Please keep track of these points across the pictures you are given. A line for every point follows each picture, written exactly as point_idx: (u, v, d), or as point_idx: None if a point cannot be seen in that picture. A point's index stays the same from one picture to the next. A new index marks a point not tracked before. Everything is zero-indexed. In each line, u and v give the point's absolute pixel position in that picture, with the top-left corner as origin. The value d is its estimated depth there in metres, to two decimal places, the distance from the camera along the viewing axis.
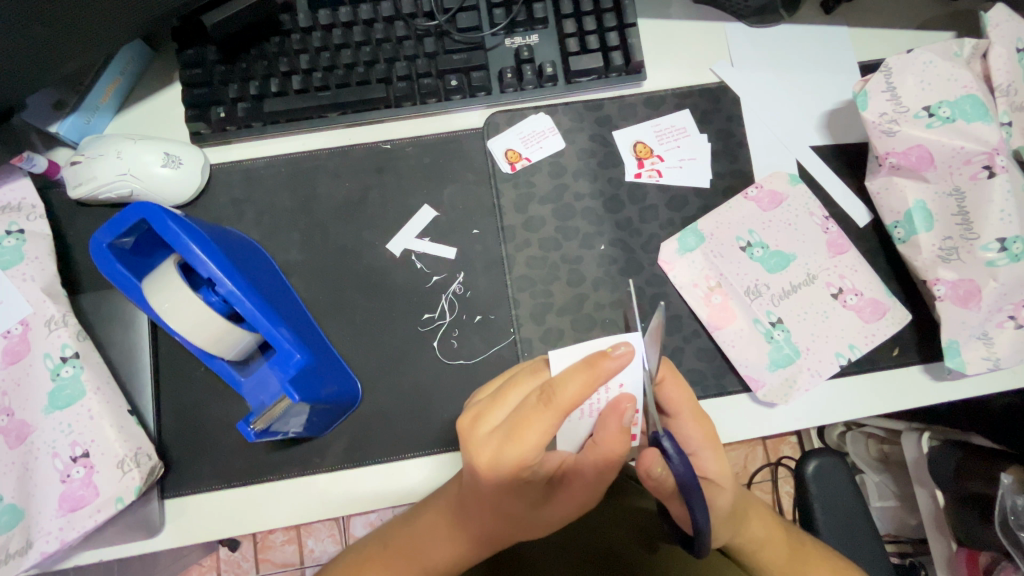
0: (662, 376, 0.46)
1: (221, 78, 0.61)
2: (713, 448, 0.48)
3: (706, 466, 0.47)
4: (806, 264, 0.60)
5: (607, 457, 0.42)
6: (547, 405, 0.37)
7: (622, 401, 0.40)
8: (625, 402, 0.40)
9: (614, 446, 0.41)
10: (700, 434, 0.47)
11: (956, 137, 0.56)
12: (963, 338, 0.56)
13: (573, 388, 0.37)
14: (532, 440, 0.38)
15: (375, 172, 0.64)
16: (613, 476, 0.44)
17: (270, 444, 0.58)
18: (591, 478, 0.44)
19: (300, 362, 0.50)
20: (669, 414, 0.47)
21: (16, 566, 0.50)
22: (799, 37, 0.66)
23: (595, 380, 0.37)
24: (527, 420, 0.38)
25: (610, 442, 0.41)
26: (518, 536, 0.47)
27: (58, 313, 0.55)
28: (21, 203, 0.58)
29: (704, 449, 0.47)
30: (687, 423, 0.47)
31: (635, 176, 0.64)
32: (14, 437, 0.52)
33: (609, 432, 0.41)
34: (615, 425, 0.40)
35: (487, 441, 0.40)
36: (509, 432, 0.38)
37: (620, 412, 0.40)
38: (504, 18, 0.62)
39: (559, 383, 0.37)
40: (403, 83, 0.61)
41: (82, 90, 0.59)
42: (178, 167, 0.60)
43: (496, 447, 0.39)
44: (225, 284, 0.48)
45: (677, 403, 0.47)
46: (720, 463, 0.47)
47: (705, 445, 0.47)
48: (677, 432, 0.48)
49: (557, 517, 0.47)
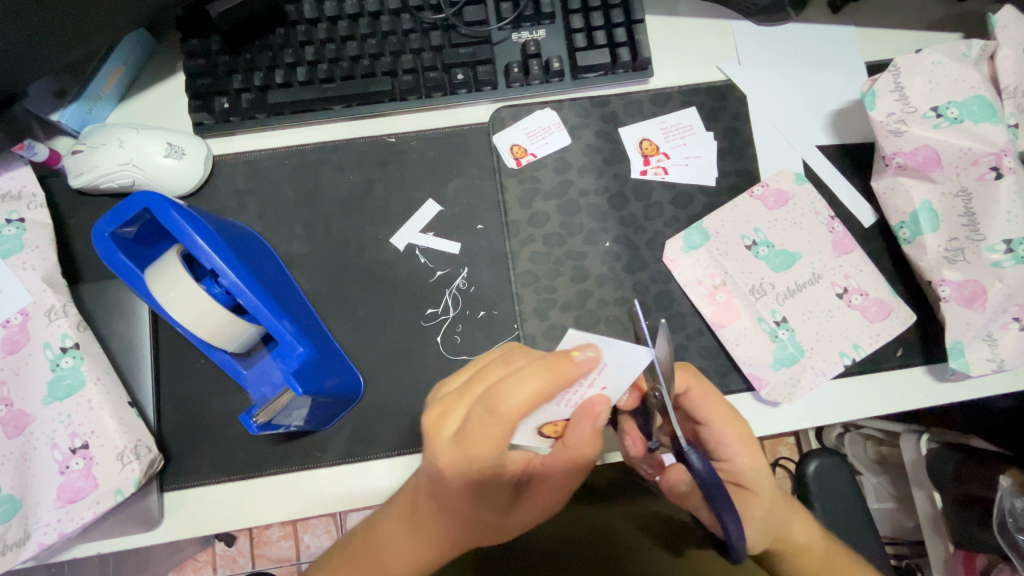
0: (687, 387, 0.46)
1: (225, 69, 0.61)
2: (750, 459, 0.47)
3: (741, 474, 0.48)
4: (811, 263, 0.60)
5: (580, 456, 0.43)
6: (495, 415, 0.37)
7: (597, 403, 0.40)
8: (599, 405, 0.40)
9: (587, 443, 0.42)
10: (737, 442, 0.47)
11: (964, 138, 0.56)
12: (968, 339, 0.55)
13: (522, 397, 0.36)
14: (488, 447, 0.38)
15: (379, 165, 0.64)
16: (576, 476, 0.45)
17: (270, 438, 0.58)
18: (556, 475, 0.45)
19: (303, 355, 0.49)
20: (701, 422, 0.47)
21: (13, 559, 0.49)
22: (806, 37, 0.66)
23: (556, 387, 0.37)
24: (480, 431, 0.37)
25: (581, 444, 0.42)
26: (482, 538, 0.47)
27: (58, 302, 0.54)
28: (21, 191, 0.57)
29: (740, 457, 0.47)
30: (723, 431, 0.47)
31: (640, 173, 0.64)
32: (12, 428, 0.51)
33: (583, 436, 0.41)
34: (589, 429, 0.41)
35: (446, 449, 0.39)
36: (464, 441, 0.38)
37: (594, 416, 0.41)
38: (511, 12, 0.62)
39: (507, 392, 0.36)
40: (409, 76, 0.61)
41: (84, 79, 0.59)
42: (181, 158, 0.59)
43: (454, 451, 0.39)
44: (228, 275, 0.48)
45: (710, 411, 0.47)
46: (756, 471, 0.48)
47: (742, 453, 0.47)
48: (711, 439, 0.47)
49: (526, 519, 0.47)
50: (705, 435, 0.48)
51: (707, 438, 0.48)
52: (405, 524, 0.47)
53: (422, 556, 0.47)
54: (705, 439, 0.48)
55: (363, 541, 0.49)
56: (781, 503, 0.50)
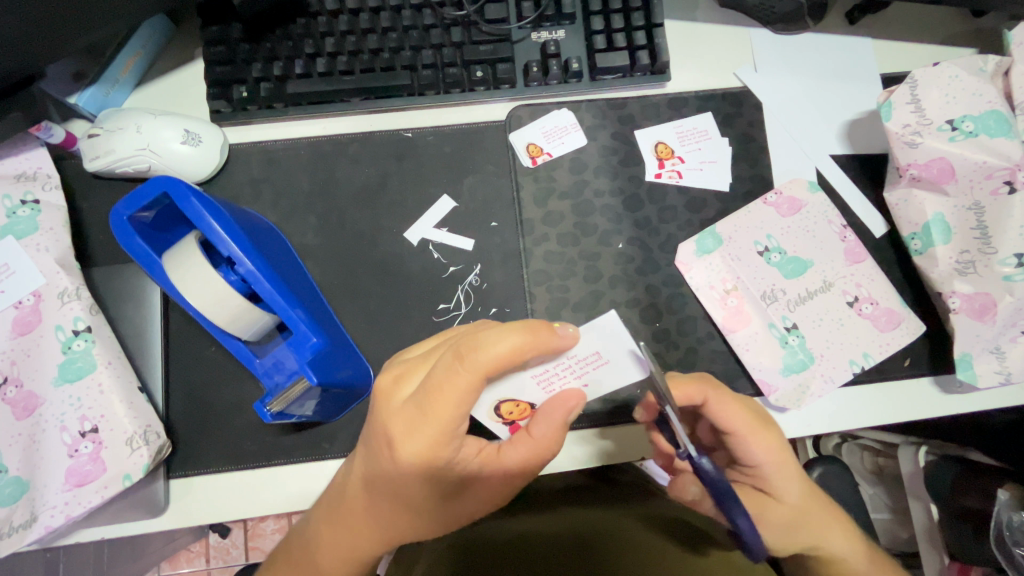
0: (705, 398, 0.46)
1: (245, 57, 0.61)
2: (778, 467, 0.47)
3: (769, 480, 0.48)
4: (823, 271, 0.61)
5: (540, 444, 0.43)
6: (463, 365, 0.37)
7: (571, 398, 0.43)
8: (574, 399, 0.43)
9: (551, 431, 0.43)
10: (763, 449, 0.47)
11: (978, 152, 0.56)
12: (976, 352, 0.56)
13: (498, 349, 0.37)
14: (449, 404, 0.38)
15: (395, 159, 0.64)
16: (530, 468, 0.44)
17: (279, 428, 0.57)
18: (505, 463, 0.43)
19: (316, 345, 0.50)
20: (727, 432, 0.47)
21: (19, 540, 0.49)
22: (823, 46, 0.66)
23: (532, 342, 0.38)
24: (442, 385, 0.38)
25: (548, 432, 0.43)
26: (415, 525, 0.45)
27: (71, 285, 0.54)
28: (36, 172, 0.57)
29: (767, 464, 0.47)
30: (750, 439, 0.47)
31: (655, 176, 0.64)
32: (21, 409, 0.51)
33: (551, 424, 0.43)
34: (559, 418, 0.43)
35: (408, 407, 0.40)
36: (424, 397, 0.39)
37: (567, 407, 0.43)
38: (532, 12, 0.62)
39: (484, 342, 0.37)
40: (429, 71, 0.61)
41: (103, 62, 0.59)
42: (198, 144, 0.59)
43: (413, 407, 0.40)
44: (245, 264, 0.48)
45: (734, 421, 0.46)
46: (782, 478, 0.48)
47: (770, 461, 0.47)
48: (739, 447, 0.47)
49: (468, 512, 0.45)
50: (733, 444, 0.47)
51: (735, 446, 0.47)
52: (344, 513, 0.46)
53: (358, 542, 0.46)
54: (733, 448, 0.48)
55: (302, 543, 0.49)
56: (812, 509, 0.49)
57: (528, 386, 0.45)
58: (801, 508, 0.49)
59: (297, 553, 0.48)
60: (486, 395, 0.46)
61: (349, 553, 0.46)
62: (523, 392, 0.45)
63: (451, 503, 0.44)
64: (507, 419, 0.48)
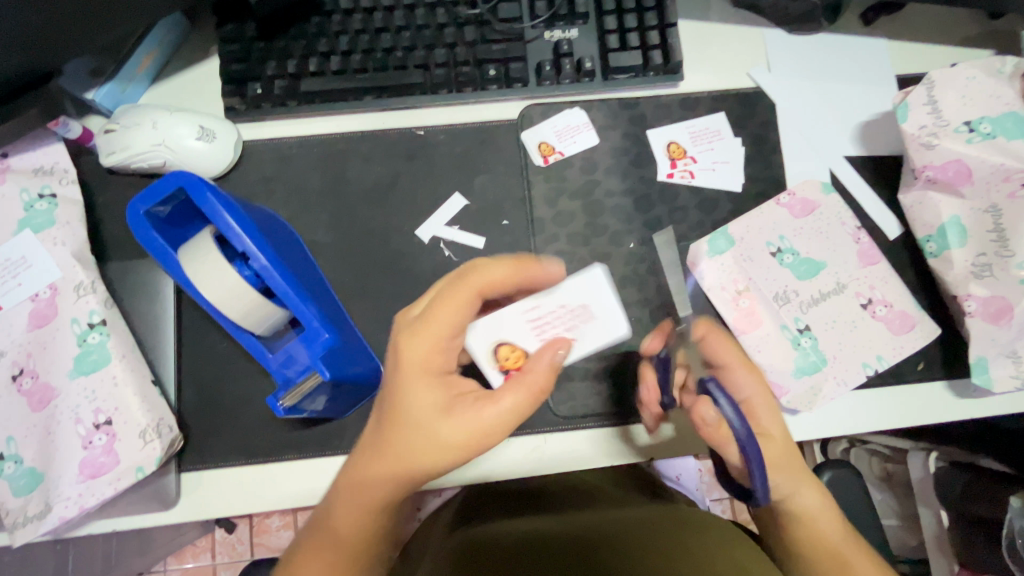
0: (704, 332, 0.49)
1: (260, 55, 0.61)
2: (763, 399, 0.49)
3: (758, 414, 0.49)
4: (836, 274, 0.60)
5: (527, 381, 0.41)
6: (464, 281, 0.41)
7: (558, 343, 0.44)
8: (562, 344, 0.44)
9: (541, 369, 0.42)
10: (750, 380, 0.50)
11: (997, 154, 0.55)
12: (992, 355, 0.56)
13: (493, 271, 0.42)
14: (447, 315, 0.41)
15: (406, 158, 0.64)
16: (521, 409, 0.41)
17: (289, 423, 0.58)
18: (498, 398, 0.40)
19: (329, 341, 0.50)
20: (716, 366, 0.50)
21: (34, 530, 0.50)
22: (837, 47, 0.66)
23: (519, 269, 0.43)
24: (443, 297, 0.41)
25: (539, 368, 0.42)
26: (401, 474, 0.41)
27: (86, 278, 0.54)
28: (54, 167, 0.58)
29: (754, 395, 0.49)
30: (738, 370, 0.49)
31: (667, 176, 0.64)
32: (37, 401, 0.52)
33: (543, 361, 0.42)
34: (548, 356, 0.42)
35: (411, 326, 0.42)
36: (426, 311, 0.41)
37: (554, 348, 0.43)
38: (545, 11, 0.62)
39: (484, 264, 0.42)
40: (441, 69, 0.61)
41: (121, 59, 0.59)
42: (212, 141, 0.59)
43: (416, 324, 0.41)
44: (258, 259, 0.48)
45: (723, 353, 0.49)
46: (767, 411, 0.49)
47: (755, 392, 0.50)
48: (727, 379, 0.50)
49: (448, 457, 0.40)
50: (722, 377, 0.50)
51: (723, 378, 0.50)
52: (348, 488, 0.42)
53: (355, 502, 0.42)
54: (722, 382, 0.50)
55: (323, 515, 0.45)
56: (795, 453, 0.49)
57: (521, 326, 0.48)
58: (787, 444, 0.49)
59: (317, 523, 0.45)
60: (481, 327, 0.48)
61: (348, 514, 0.42)
62: (518, 333, 0.48)
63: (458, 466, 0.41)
64: (503, 367, 0.48)
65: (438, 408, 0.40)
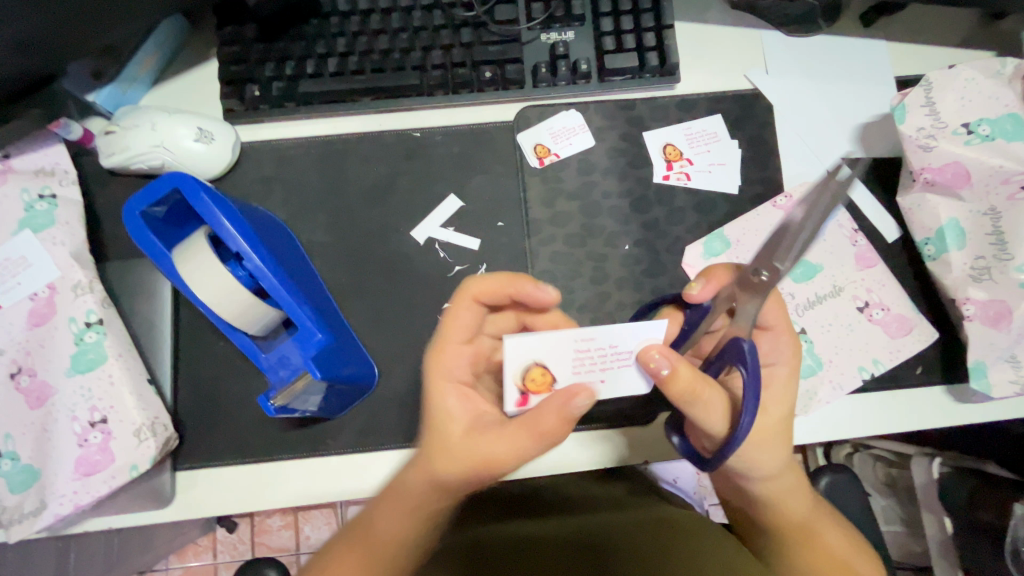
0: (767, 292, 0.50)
1: (258, 57, 0.62)
2: (790, 371, 0.48)
3: (772, 384, 0.48)
4: (833, 276, 0.60)
5: (540, 428, 0.40)
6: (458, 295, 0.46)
7: (576, 389, 0.40)
8: (579, 394, 0.40)
9: (558, 420, 0.40)
10: (787, 352, 0.49)
11: (995, 155, 0.55)
12: (991, 360, 0.55)
13: (484, 285, 0.45)
14: (451, 333, 0.45)
15: (403, 159, 0.64)
16: (534, 447, 0.40)
17: (284, 423, 0.58)
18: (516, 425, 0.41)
19: (322, 341, 0.50)
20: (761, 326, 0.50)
21: (30, 526, 0.51)
22: (836, 49, 0.65)
23: (511, 284, 0.45)
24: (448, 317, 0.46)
25: (551, 413, 0.40)
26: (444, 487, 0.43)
27: (84, 278, 0.55)
28: (54, 168, 0.59)
29: (781, 365, 0.48)
30: (779, 339, 0.49)
31: (663, 178, 0.64)
32: (34, 399, 0.52)
33: (554, 411, 0.40)
34: (559, 406, 0.39)
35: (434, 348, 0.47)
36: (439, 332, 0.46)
37: (571, 396, 0.40)
38: (542, 13, 0.62)
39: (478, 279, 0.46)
40: (438, 71, 0.62)
41: (122, 60, 0.60)
42: (211, 143, 0.60)
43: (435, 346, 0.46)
44: (252, 259, 0.49)
45: (773, 317, 0.49)
46: (778, 383, 0.48)
47: (785, 362, 0.49)
48: (766, 341, 0.49)
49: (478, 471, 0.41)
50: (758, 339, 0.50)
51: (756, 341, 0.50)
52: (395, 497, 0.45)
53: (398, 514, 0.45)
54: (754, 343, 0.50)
55: (362, 526, 0.46)
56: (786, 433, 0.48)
57: (566, 353, 0.44)
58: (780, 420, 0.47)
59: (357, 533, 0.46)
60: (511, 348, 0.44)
61: (393, 528, 0.45)
62: (560, 359, 0.44)
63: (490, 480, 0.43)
64: (524, 387, 0.44)
65: (467, 423, 0.43)
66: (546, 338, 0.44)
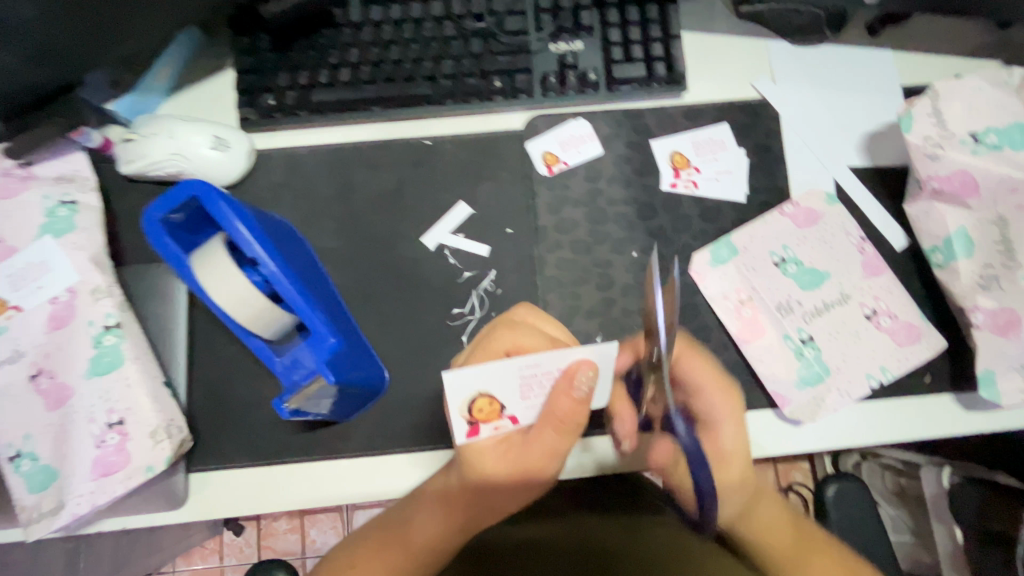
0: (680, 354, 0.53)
1: (273, 67, 0.63)
2: (734, 422, 0.53)
3: (722, 442, 0.52)
4: (840, 284, 0.60)
5: (559, 420, 0.44)
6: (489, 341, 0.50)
7: (572, 366, 0.44)
8: (576, 367, 0.44)
9: (573, 416, 0.44)
10: (724, 406, 0.53)
11: (1001, 164, 0.56)
12: (1000, 369, 0.55)
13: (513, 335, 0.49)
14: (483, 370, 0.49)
15: (412, 167, 0.65)
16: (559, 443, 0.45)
17: (294, 426, 0.59)
18: (545, 430, 0.45)
19: (334, 346, 0.51)
20: (692, 389, 0.53)
21: (48, 525, 0.52)
22: (842, 58, 0.66)
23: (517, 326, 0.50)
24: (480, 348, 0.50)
25: (564, 404, 0.44)
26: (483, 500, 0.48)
27: (103, 282, 0.56)
28: (75, 175, 0.60)
29: (726, 422, 0.52)
30: (712, 396, 0.52)
31: (670, 186, 0.65)
32: (53, 400, 0.53)
33: (564, 401, 0.44)
34: (565, 387, 0.43)
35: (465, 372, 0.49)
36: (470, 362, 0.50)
37: (571, 378, 0.43)
38: (550, 24, 0.64)
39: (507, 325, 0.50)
40: (448, 81, 0.63)
41: (139, 71, 0.61)
42: (226, 150, 0.61)
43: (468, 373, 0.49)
44: (267, 265, 0.50)
45: (701, 377, 0.53)
46: (731, 437, 0.53)
47: (728, 418, 0.53)
48: (702, 405, 0.53)
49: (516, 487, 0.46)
50: (695, 402, 0.53)
51: (695, 404, 0.53)
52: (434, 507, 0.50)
53: (437, 526, 0.50)
54: (693, 406, 0.53)
55: (387, 524, 0.53)
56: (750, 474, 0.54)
57: (511, 381, 0.44)
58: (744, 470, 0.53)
59: (384, 536, 0.52)
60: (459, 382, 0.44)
61: (428, 537, 0.50)
62: (501, 385, 0.44)
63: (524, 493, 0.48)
64: (472, 417, 0.45)
65: (501, 447, 0.46)
66: (489, 373, 0.44)
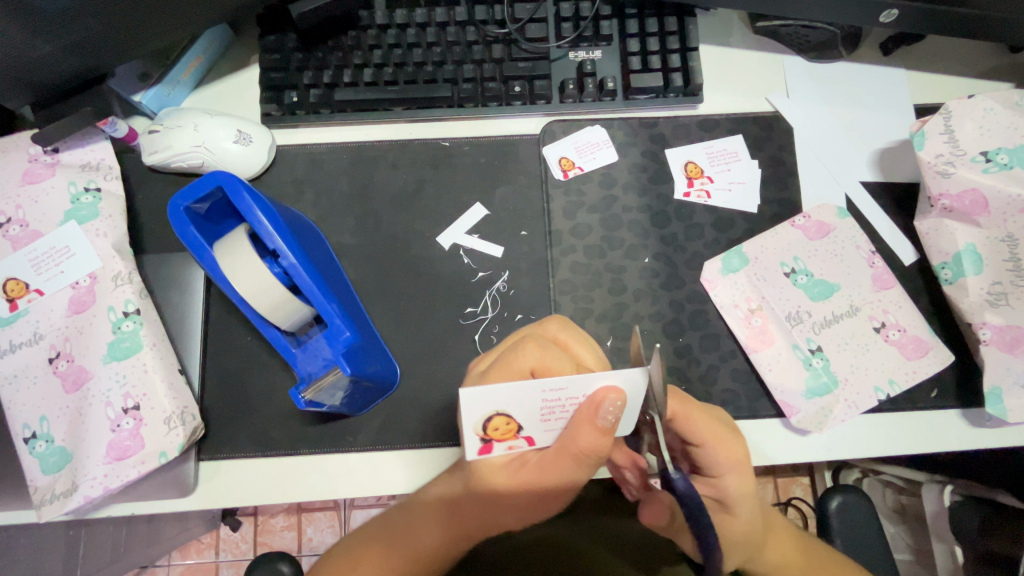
0: (675, 412, 0.49)
1: (298, 65, 0.64)
2: (737, 473, 0.51)
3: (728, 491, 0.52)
4: (850, 296, 0.61)
5: (580, 448, 0.43)
6: (515, 359, 0.48)
7: (598, 396, 0.41)
8: (602, 399, 0.41)
9: (593, 444, 0.43)
10: (728, 459, 0.51)
11: (1011, 183, 0.57)
12: (1007, 385, 0.55)
13: (536, 357, 0.48)
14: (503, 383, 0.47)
15: (431, 167, 0.67)
16: (575, 469, 0.45)
17: (304, 419, 0.59)
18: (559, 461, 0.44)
19: (349, 339, 0.52)
20: (695, 443, 0.51)
21: (60, 507, 0.52)
22: (856, 75, 0.67)
23: (541, 346, 0.49)
24: (502, 363, 0.48)
25: (586, 437, 0.42)
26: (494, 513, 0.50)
27: (124, 269, 0.57)
28: (99, 163, 0.61)
29: (731, 474, 0.52)
30: (716, 449, 0.51)
31: (684, 194, 0.66)
32: (71, 383, 0.54)
33: (587, 431, 0.42)
34: (587, 416, 0.42)
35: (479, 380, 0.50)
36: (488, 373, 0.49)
37: (595, 408, 0.41)
38: (571, 32, 0.65)
39: (530, 345, 0.48)
40: (469, 84, 0.64)
41: (168, 64, 0.63)
42: (249, 144, 0.63)
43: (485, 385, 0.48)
44: (288, 258, 0.51)
45: (702, 432, 0.50)
46: (739, 488, 0.52)
47: (732, 470, 0.51)
48: (705, 458, 0.51)
49: (526, 500, 0.48)
50: (699, 454, 0.52)
51: (700, 456, 0.52)
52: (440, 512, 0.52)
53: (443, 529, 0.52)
54: (698, 458, 0.52)
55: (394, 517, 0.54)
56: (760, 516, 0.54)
57: (531, 402, 0.42)
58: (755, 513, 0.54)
59: (390, 530, 0.53)
60: (474, 404, 0.41)
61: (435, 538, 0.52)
62: (518, 407, 0.42)
63: (535, 507, 0.49)
64: (486, 435, 0.43)
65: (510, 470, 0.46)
66: (506, 393, 0.40)
